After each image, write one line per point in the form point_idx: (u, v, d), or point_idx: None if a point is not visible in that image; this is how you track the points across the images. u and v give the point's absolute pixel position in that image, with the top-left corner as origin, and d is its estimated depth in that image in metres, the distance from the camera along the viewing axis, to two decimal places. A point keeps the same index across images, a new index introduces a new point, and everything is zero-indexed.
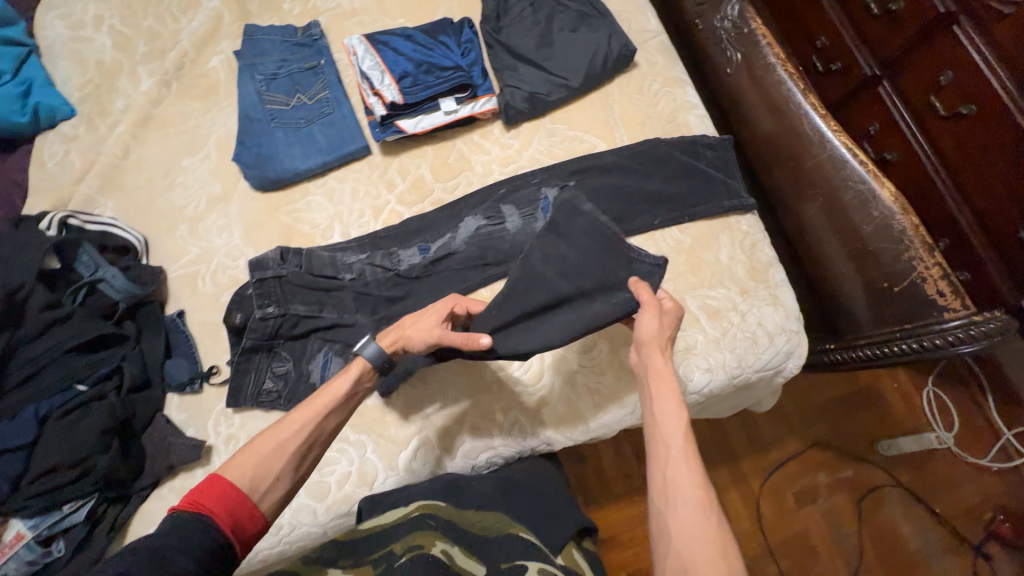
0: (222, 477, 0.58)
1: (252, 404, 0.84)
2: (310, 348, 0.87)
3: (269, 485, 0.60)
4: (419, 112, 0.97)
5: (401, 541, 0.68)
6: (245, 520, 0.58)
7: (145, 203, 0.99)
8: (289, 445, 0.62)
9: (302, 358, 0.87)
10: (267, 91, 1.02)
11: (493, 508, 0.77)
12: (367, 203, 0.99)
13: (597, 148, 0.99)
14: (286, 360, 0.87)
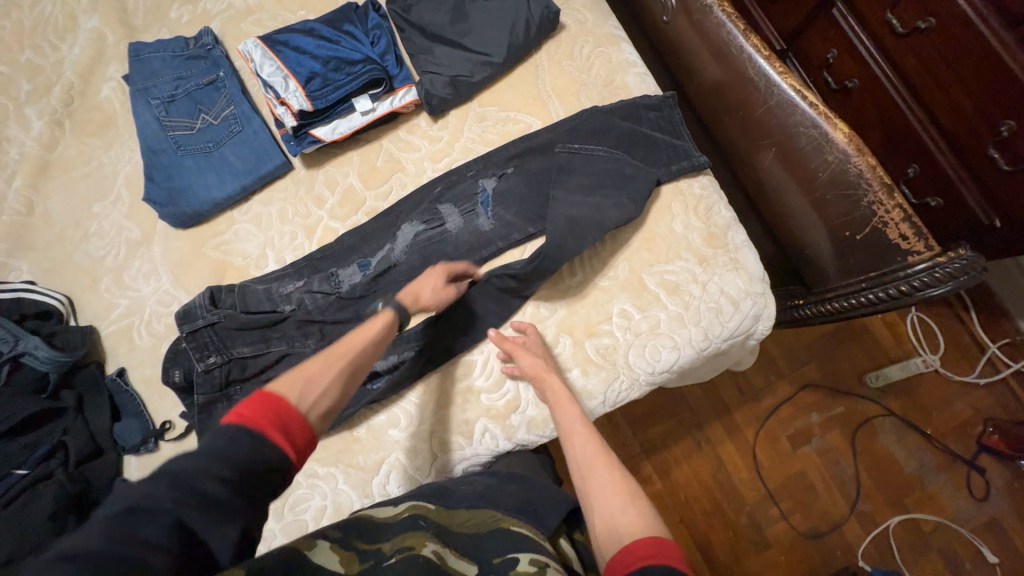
0: (268, 390, 0.52)
1: None
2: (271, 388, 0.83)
3: (315, 400, 0.56)
4: (335, 117, 0.89)
5: (391, 539, 0.59)
6: (294, 434, 0.51)
7: (62, 259, 0.92)
8: (321, 376, 0.58)
9: None
10: (166, 116, 0.93)
11: (484, 503, 0.70)
12: (298, 224, 0.92)
13: (533, 127, 0.91)
14: None
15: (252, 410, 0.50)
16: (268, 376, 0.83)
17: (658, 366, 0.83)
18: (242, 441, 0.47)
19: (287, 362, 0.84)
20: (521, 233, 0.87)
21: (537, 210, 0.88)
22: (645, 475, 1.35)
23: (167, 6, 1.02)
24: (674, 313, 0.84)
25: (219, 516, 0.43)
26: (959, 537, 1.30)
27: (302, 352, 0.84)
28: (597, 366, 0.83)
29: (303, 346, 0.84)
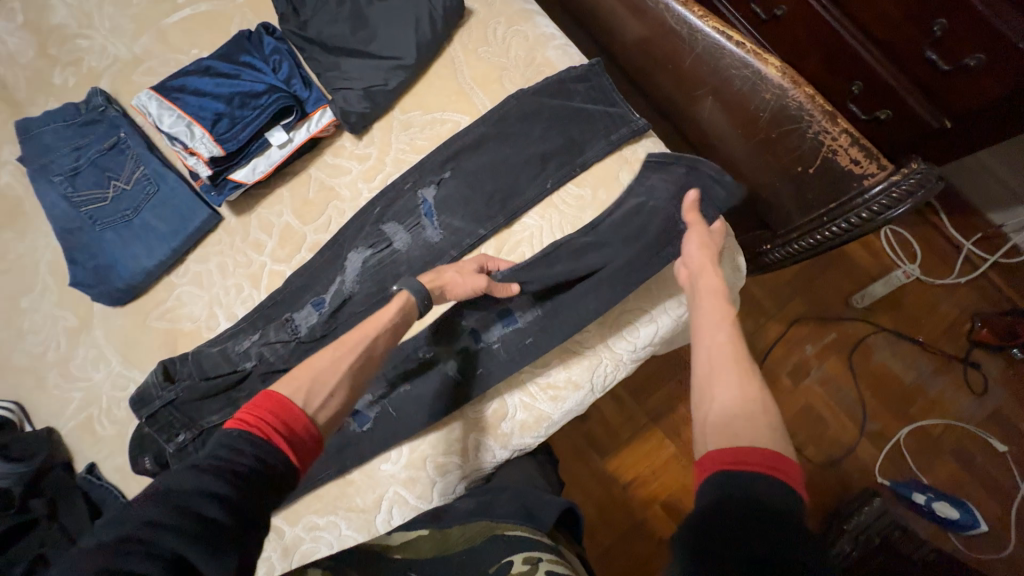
0: (275, 391, 0.56)
1: None
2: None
3: (322, 402, 0.58)
4: (251, 156, 0.84)
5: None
6: (299, 434, 0.54)
7: (1, 363, 0.86)
8: (328, 375, 0.60)
9: None
10: (74, 190, 0.86)
11: (478, 517, 0.69)
12: (242, 274, 0.87)
13: (462, 125, 0.86)
14: None
15: (254, 415, 0.53)
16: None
17: (639, 342, 0.81)
18: (245, 445, 0.49)
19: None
20: (473, 237, 0.83)
21: (484, 210, 0.84)
22: (658, 443, 1.34)
23: (49, 72, 0.94)
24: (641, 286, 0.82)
25: (215, 547, 0.43)
26: (967, 435, 1.32)
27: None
28: (576, 355, 0.81)
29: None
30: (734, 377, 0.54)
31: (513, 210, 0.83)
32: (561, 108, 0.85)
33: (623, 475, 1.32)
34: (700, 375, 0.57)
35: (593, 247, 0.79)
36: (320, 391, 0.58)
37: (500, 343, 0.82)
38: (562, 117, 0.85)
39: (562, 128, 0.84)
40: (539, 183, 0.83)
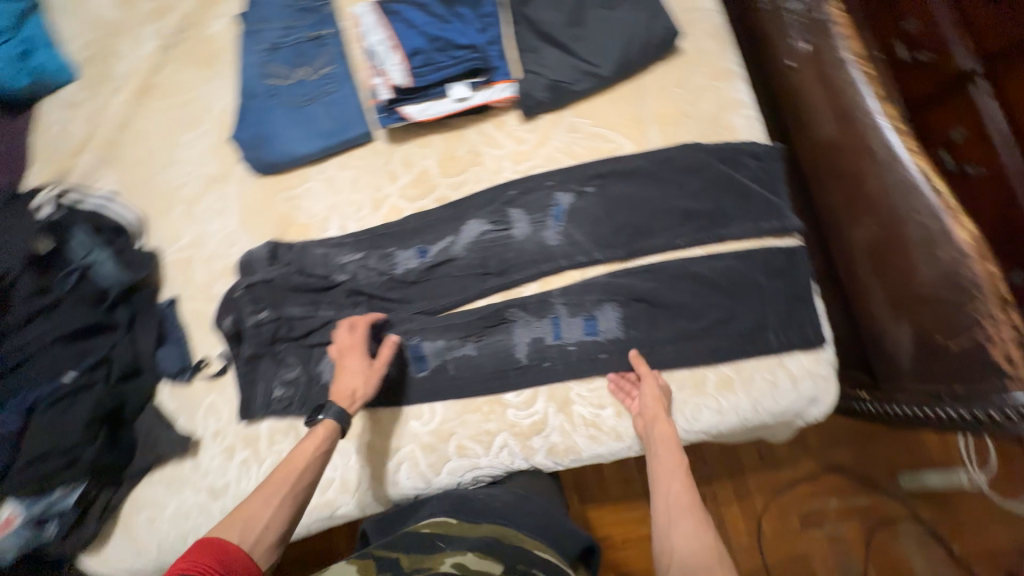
0: (211, 538, 0.60)
1: (264, 412, 0.83)
2: (316, 354, 0.84)
3: (257, 536, 0.62)
4: (427, 97, 0.86)
5: (409, 554, 0.64)
6: (240, 574, 0.58)
7: (144, 178, 0.96)
8: (264, 510, 0.64)
9: (309, 362, 0.84)
10: (269, 62, 0.94)
11: (502, 518, 0.71)
12: (368, 195, 0.92)
13: (623, 150, 0.87)
14: (293, 365, 0.84)
15: (200, 556, 0.57)
16: (312, 343, 0.84)
17: (697, 425, 0.78)
18: None
19: (330, 333, 0.84)
20: (587, 257, 0.83)
21: (608, 237, 0.84)
22: (641, 514, 1.30)
23: None
24: (726, 376, 0.79)
25: None
26: None
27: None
28: (632, 410, 0.79)
29: (348, 317, 0.84)
30: (696, 523, 0.62)
31: (635, 250, 0.83)
32: (724, 175, 0.84)
33: (597, 529, 1.29)
34: (664, 520, 0.64)
35: (689, 316, 0.80)
36: (256, 523, 0.62)
37: (575, 346, 0.81)
38: (722, 185, 0.84)
39: (718, 195, 0.83)
40: (669, 236, 0.83)
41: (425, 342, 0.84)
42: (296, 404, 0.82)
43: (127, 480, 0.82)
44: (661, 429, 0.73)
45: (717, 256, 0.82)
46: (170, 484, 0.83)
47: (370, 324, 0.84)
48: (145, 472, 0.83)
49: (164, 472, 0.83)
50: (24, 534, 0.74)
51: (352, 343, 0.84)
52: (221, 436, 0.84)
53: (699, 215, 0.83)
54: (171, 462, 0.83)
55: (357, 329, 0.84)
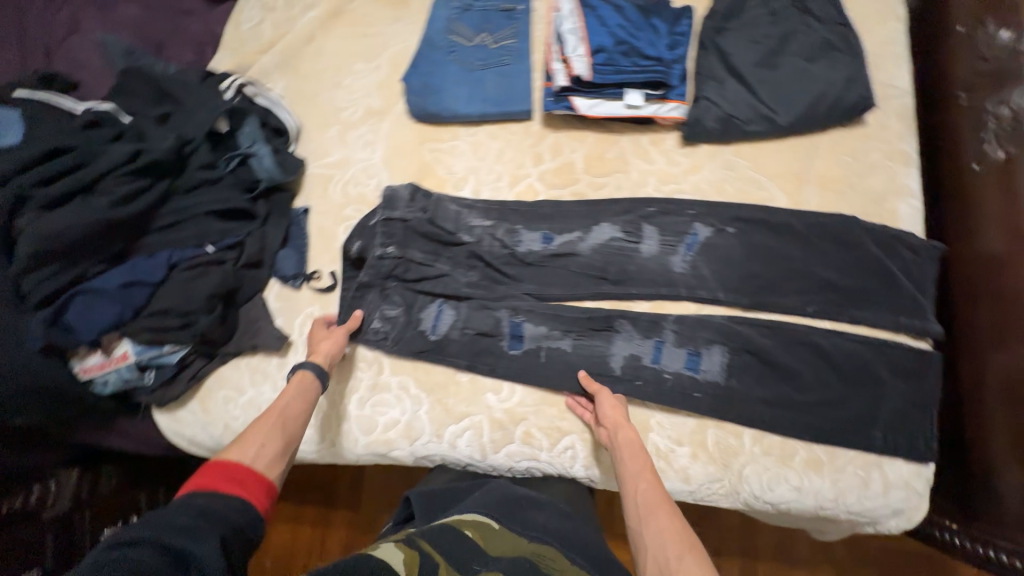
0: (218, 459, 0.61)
1: (360, 339, 0.87)
2: (422, 300, 0.88)
3: (254, 450, 0.63)
4: (601, 95, 0.88)
5: (448, 557, 0.62)
6: (253, 486, 0.60)
7: (310, 92, 1.01)
8: (258, 432, 0.66)
9: (413, 306, 0.88)
10: (456, 20, 0.98)
11: (544, 538, 0.70)
12: (509, 168, 0.94)
13: (774, 201, 0.85)
14: (397, 304, 0.88)
15: (209, 477, 0.59)
16: (421, 290, 0.89)
17: (769, 495, 0.76)
18: (198, 499, 0.56)
19: (443, 285, 0.88)
20: (706, 295, 0.83)
21: (733, 282, 0.83)
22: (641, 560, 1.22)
23: None
24: (815, 456, 0.76)
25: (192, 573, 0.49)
26: None
27: (459, 284, 0.88)
28: (709, 457, 0.77)
29: (462, 276, 0.88)
30: (672, 518, 0.62)
31: (757, 302, 0.82)
32: (874, 258, 0.81)
33: None
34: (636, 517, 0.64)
35: (794, 384, 0.78)
36: (250, 445, 0.64)
37: (671, 377, 0.80)
38: (868, 267, 0.81)
39: (862, 276, 0.81)
40: (797, 299, 0.81)
41: (526, 323, 0.85)
42: (389, 340, 0.87)
43: (218, 356, 0.88)
44: (624, 429, 0.74)
45: (842, 335, 0.79)
46: (254, 373, 0.88)
47: (480, 290, 0.87)
48: (236, 355, 0.88)
49: (252, 361, 0.88)
50: (129, 373, 0.80)
51: (459, 301, 0.88)
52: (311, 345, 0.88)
53: (835, 289, 0.81)
54: (261, 354, 0.88)
55: (466, 291, 0.87)
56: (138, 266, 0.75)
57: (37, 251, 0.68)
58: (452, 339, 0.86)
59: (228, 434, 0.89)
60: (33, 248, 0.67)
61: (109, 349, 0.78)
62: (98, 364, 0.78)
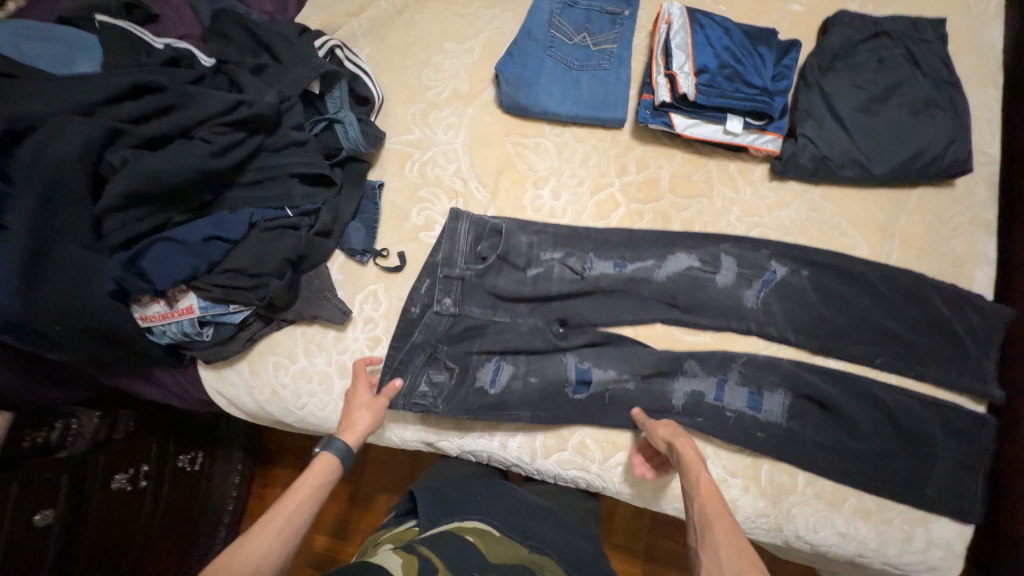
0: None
1: (406, 406, 0.82)
2: (476, 359, 0.84)
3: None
4: (700, 116, 0.87)
5: (448, 557, 0.65)
6: None
7: (397, 65, 0.98)
8: (249, 550, 0.59)
9: (466, 369, 0.84)
10: (559, 14, 0.95)
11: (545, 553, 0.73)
12: (592, 175, 0.93)
13: (854, 249, 0.86)
14: (447, 368, 0.84)
15: None
16: (473, 349, 0.84)
17: (811, 536, 0.77)
18: None
19: (505, 340, 0.84)
20: (777, 334, 0.83)
21: (805, 324, 0.83)
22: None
23: None
24: (863, 504, 0.78)
25: None
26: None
27: (524, 339, 0.84)
28: (761, 492, 0.78)
29: (526, 329, 0.85)
30: (735, 537, 0.61)
31: (827, 347, 0.82)
32: (947, 321, 0.81)
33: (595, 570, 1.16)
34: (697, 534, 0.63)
35: (851, 433, 0.79)
36: (239, 572, 0.57)
37: (734, 415, 0.80)
38: (939, 328, 0.81)
39: (932, 335, 0.81)
40: (866, 350, 0.81)
41: (594, 369, 0.84)
42: (441, 404, 0.82)
43: (274, 321, 0.86)
44: (685, 446, 0.71)
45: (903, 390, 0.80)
46: (309, 343, 0.86)
47: (546, 328, 0.86)
48: (293, 322, 0.86)
49: (308, 331, 0.87)
50: (190, 327, 0.77)
51: (517, 356, 0.85)
52: (370, 324, 0.87)
53: (903, 344, 0.82)
54: (320, 325, 0.86)
55: (529, 338, 0.85)
56: (220, 222, 0.73)
57: (133, 190, 0.65)
58: (512, 392, 0.83)
59: (274, 400, 0.87)
60: (126, 188, 0.64)
61: (175, 300, 0.76)
62: (159, 314, 0.75)
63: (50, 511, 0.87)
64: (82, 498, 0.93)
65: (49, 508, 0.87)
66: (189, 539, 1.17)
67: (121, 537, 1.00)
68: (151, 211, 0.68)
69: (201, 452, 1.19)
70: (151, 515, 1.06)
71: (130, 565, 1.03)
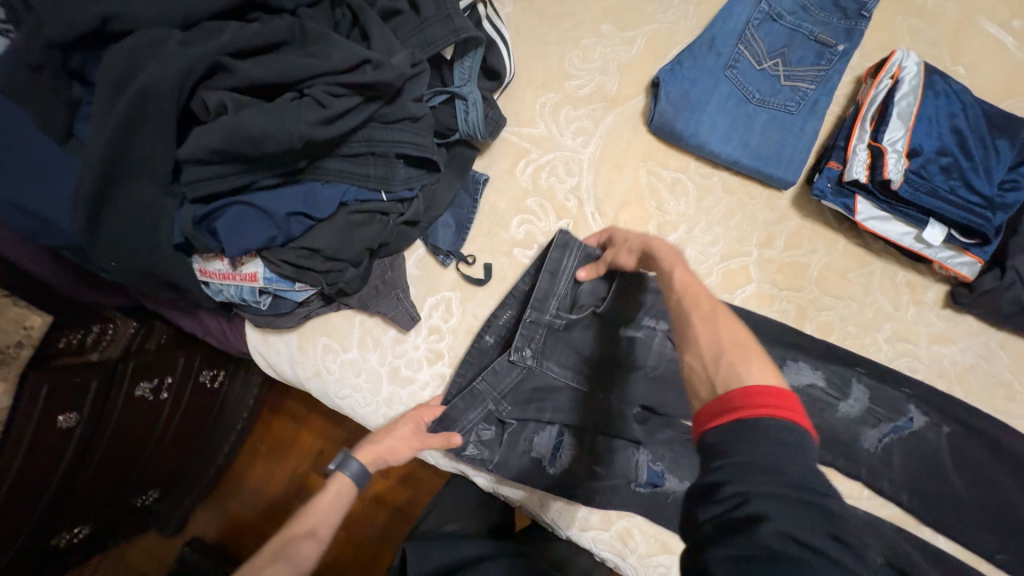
0: None
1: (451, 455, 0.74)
2: (536, 424, 0.75)
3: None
4: (893, 211, 0.70)
5: None
6: None
7: (540, 38, 0.82)
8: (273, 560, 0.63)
9: (523, 430, 0.75)
10: (755, 28, 0.76)
11: None
12: (729, 235, 0.77)
13: (1018, 419, 0.70)
14: (504, 424, 0.74)
15: None
16: (540, 413, 0.74)
17: None
18: None
19: (578, 418, 0.74)
20: (887, 488, 0.71)
21: (927, 488, 0.70)
22: None
23: None
24: None
25: None
26: None
27: (604, 418, 0.74)
28: None
29: (604, 408, 0.74)
30: (720, 313, 0.50)
31: (947, 524, 0.69)
32: None
33: None
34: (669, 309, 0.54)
35: None
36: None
37: None
38: None
39: None
40: (1000, 546, 0.67)
41: (666, 476, 0.73)
42: (487, 466, 0.73)
43: (336, 302, 0.77)
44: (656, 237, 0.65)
45: None
46: (366, 336, 0.78)
47: (630, 406, 0.75)
48: (354, 308, 0.78)
49: (369, 322, 0.78)
50: (250, 294, 0.69)
51: (582, 432, 0.75)
52: (434, 334, 0.77)
53: None
54: (382, 320, 0.78)
55: (606, 421, 0.74)
56: (308, 196, 0.63)
57: (224, 146, 0.54)
58: (567, 478, 0.73)
59: (314, 382, 0.80)
60: (219, 141, 0.54)
61: (240, 262, 0.67)
62: (220, 273, 0.67)
63: (73, 414, 0.69)
64: (104, 403, 0.74)
65: (73, 410, 0.68)
66: (190, 456, 1.02)
67: (131, 453, 0.83)
68: (239, 169, 0.58)
69: (224, 369, 1.00)
70: (163, 434, 0.88)
71: (132, 478, 0.87)
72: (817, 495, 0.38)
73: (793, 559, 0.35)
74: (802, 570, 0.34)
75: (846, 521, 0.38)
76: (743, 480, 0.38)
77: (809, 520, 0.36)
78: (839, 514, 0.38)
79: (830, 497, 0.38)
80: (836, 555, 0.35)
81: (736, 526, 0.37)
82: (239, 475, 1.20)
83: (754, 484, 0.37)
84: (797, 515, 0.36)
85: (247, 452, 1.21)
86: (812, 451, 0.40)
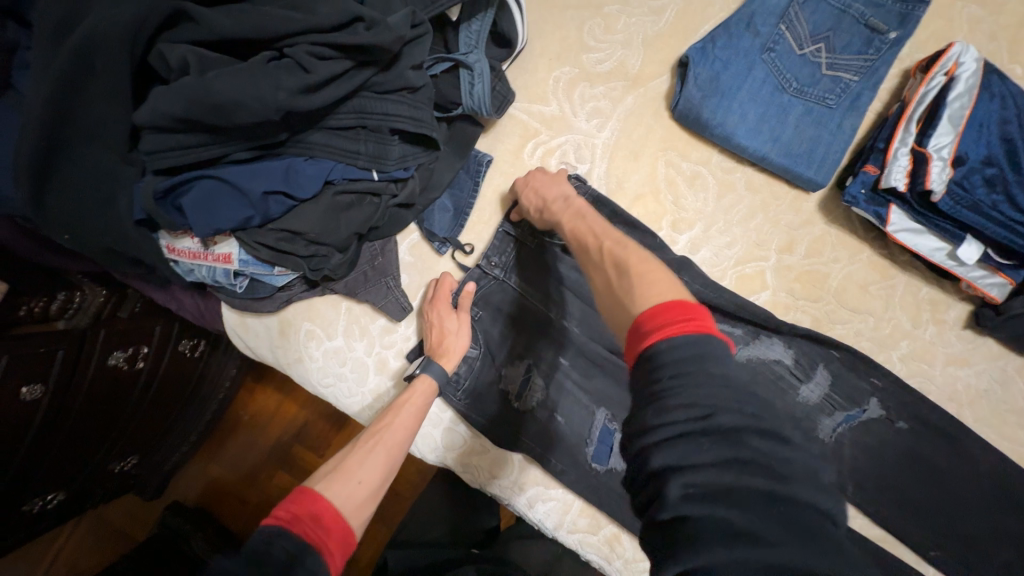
0: (309, 489, 0.50)
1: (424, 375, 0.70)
2: (508, 351, 0.72)
3: (350, 488, 0.52)
4: (927, 224, 0.65)
5: None
6: (334, 531, 0.47)
7: (559, 2, 0.73)
8: (361, 461, 0.56)
9: (496, 356, 0.72)
10: (799, 6, 0.67)
11: None
12: (749, 238, 0.72)
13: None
14: (479, 344, 0.72)
15: (292, 509, 0.47)
16: (508, 335, 0.72)
17: None
18: (279, 539, 0.43)
19: (529, 337, 0.72)
20: (895, 516, 0.67)
21: (938, 518, 0.66)
22: None
23: None
24: None
25: None
26: None
27: (564, 334, 0.72)
28: None
29: (559, 334, 0.72)
30: (629, 248, 0.52)
31: (949, 554, 0.65)
32: None
33: None
34: (585, 256, 0.55)
35: None
36: (348, 479, 0.53)
37: None
38: None
39: None
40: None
41: (617, 435, 0.71)
42: (459, 389, 0.70)
43: (320, 287, 0.71)
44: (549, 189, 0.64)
45: None
46: (350, 324, 0.72)
47: (590, 347, 0.72)
48: (339, 294, 0.72)
49: (355, 310, 0.72)
50: (224, 277, 0.63)
51: (549, 364, 0.72)
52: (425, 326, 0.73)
53: None
54: (370, 308, 0.72)
55: (556, 340, 0.72)
56: (289, 173, 0.56)
57: (188, 113, 0.47)
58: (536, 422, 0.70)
59: (293, 369, 0.75)
60: (182, 107, 0.46)
61: (212, 241, 0.60)
62: (189, 252, 0.60)
63: (38, 386, 0.62)
64: (72, 375, 0.67)
65: (39, 381, 0.62)
66: (170, 422, 0.95)
67: (105, 422, 0.76)
68: (207, 140, 0.51)
69: (205, 339, 0.93)
70: (138, 403, 0.82)
71: (108, 444, 0.81)
72: (712, 416, 0.36)
73: (703, 508, 0.34)
74: (710, 519, 0.33)
75: (802, 473, 0.36)
76: (645, 436, 0.38)
77: (707, 452, 0.35)
78: (744, 427, 0.36)
79: (731, 414, 0.36)
80: (744, 480, 0.34)
81: (652, 482, 0.37)
82: (220, 440, 1.15)
83: (650, 432, 0.37)
84: (705, 455, 0.35)
85: (228, 419, 1.16)
86: (716, 356, 0.39)
